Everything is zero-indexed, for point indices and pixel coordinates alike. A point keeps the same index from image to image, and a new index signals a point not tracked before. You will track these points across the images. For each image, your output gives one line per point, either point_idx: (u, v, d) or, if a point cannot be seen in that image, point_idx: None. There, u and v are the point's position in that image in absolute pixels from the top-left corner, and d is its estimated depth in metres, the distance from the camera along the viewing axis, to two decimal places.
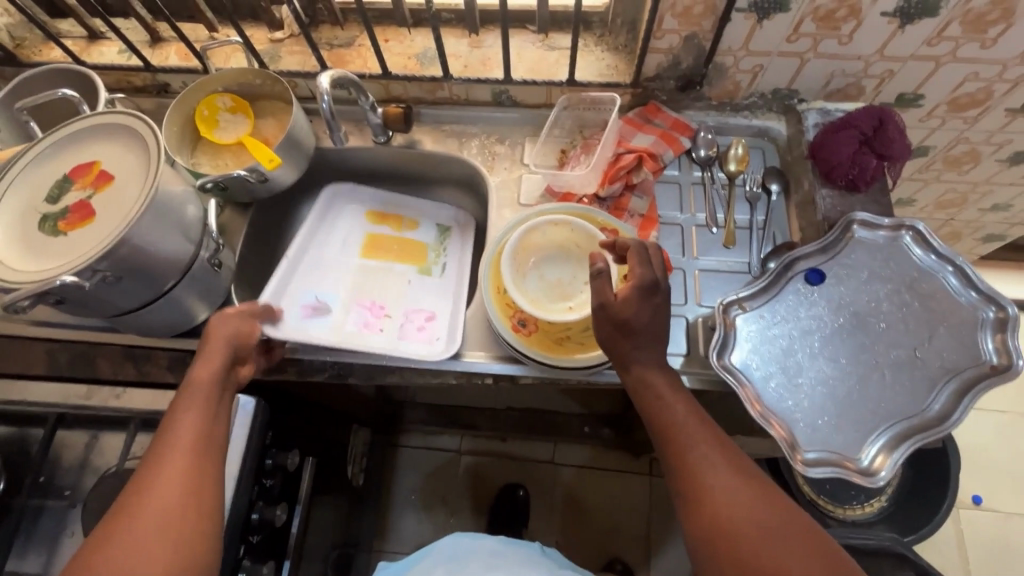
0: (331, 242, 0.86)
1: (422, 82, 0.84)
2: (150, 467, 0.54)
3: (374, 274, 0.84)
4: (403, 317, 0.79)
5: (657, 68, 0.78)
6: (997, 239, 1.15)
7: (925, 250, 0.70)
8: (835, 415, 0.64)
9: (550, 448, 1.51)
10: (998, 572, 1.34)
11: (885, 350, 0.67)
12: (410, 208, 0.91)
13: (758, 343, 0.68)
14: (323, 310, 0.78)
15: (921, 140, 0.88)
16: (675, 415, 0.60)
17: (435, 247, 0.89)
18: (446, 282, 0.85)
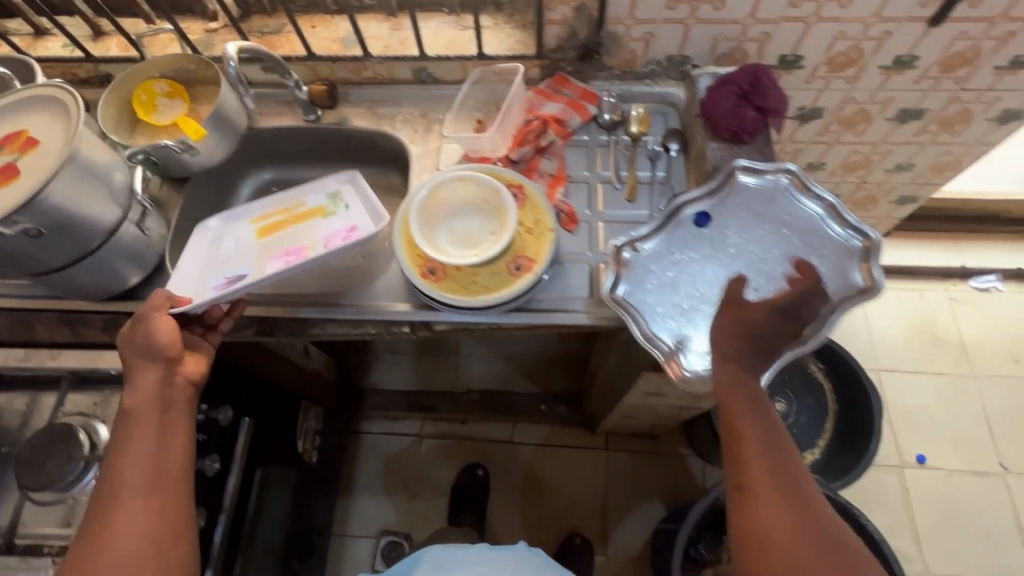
0: (218, 252, 0.78)
1: (346, 63, 0.91)
2: (113, 503, 0.60)
3: (278, 242, 0.78)
4: (324, 242, 0.75)
5: (557, 39, 0.85)
6: (910, 201, 1.22)
7: (806, 195, 0.76)
8: (716, 338, 0.71)
9: (509, 428, 1.53)
10: (944, 528, 1.37)
11: (762, 280, 0.74)
12: (292, 193, 0.83)
13: (647, 278, 0.74)
14: (239, 280, 0.72)
15: (813, 101, 0.95)
16: (760, 416, 0.63)
17: (332, 196, 0.82)
18: (354, 208, 0.79)
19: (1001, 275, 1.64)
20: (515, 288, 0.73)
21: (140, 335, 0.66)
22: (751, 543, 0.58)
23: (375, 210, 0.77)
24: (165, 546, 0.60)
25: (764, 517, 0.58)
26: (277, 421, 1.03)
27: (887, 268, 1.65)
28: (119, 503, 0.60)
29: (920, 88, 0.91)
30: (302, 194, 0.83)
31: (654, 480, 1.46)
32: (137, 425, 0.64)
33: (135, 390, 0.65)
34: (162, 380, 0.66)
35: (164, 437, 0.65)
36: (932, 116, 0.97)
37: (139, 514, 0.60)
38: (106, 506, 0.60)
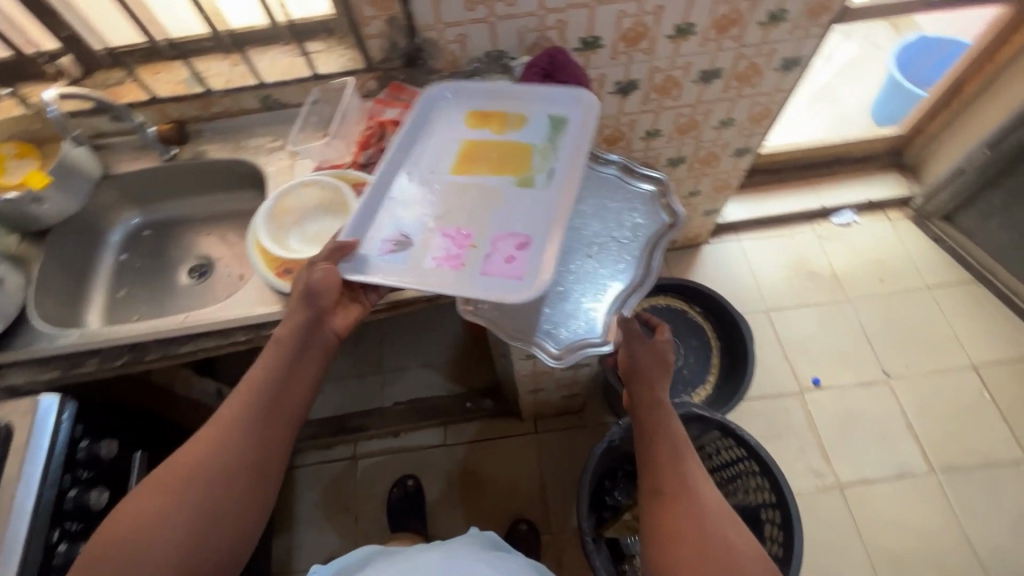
0: (424, 156, 0.80)
1: (192, 101, 0.96)
2: (222, 432, 0.65)
3: (468, 193, 0.75)
4: (492, 247, 0.70)
5: (381, 51, 0.94)
6: (746, 151, 1.38)
7: (603, 163, 0.87)
8: (574, 312, 0.79)
9: (441, 432, 1.57)
10: (846, 436, 1.51)
11: (592, 243, 0.83)
12: (517, 106, 0.83)
13: None
14: (404, 243, 0.72)
15: (625, 75, 1.07)
16: (674, 432, 0.72)
17: (544, 147, 0.78)
18: (551, 193, 0.73)
19: (856, 209, 1.84)
20: None
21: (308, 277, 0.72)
22: (660, 539, 0.63)
23: (563, 206, 0.71)
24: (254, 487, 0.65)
25: (672, 517, 0.64)
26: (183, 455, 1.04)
27: (759, 219, 1.82)
28: (227, 433, 0.65)
29: (707, 50, 1.05)
30: (525, 116, 0.81)
31: (585, 451, 1.53)
32: (275, 351, 0.70)
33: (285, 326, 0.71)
34: (309, 326, 0.72)
35: (293, 376, 0.71)
36: (728, 73, 1.12)
37: (232, 454, 0.64)
38: (210, 430, 0.65)
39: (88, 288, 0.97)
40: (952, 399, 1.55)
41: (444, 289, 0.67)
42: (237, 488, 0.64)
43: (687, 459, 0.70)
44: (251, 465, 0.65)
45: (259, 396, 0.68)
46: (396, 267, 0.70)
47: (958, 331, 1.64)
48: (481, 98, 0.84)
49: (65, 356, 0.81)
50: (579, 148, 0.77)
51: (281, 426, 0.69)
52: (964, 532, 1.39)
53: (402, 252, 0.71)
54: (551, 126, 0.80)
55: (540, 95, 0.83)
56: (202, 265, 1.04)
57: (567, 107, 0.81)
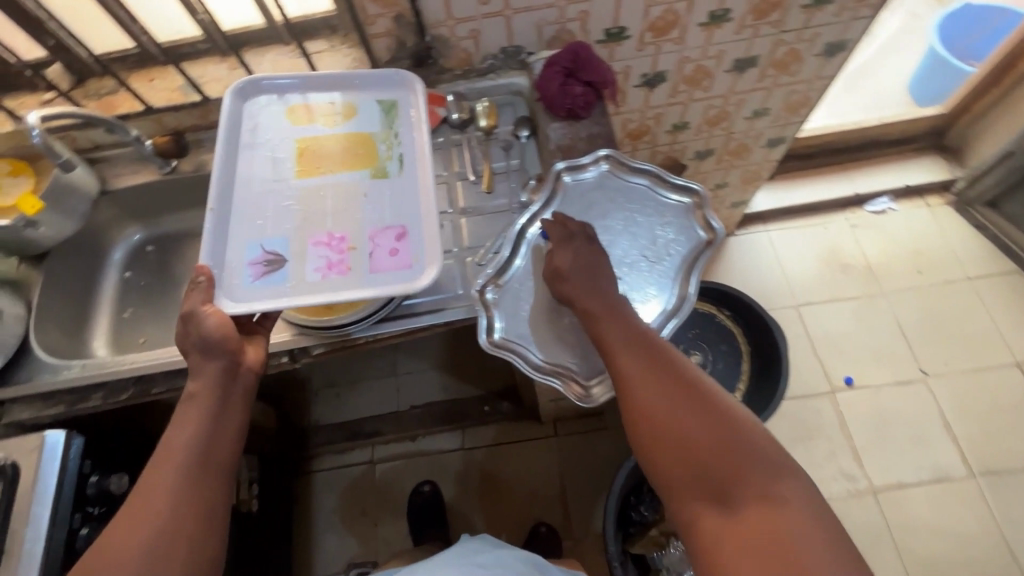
0: (256, 167, 0.78)
1: (190, 110, 0.91)
2: (148, 501, 0.60)
3: (321, 195, 0.76)
4: (368, 242, 0.73)
5: (388, 51, 0.87)
6: (779, 142, 1.29)
7: (630, 170, 0.80)
8: None
9: (459, 436, 1.54)
10: (880, 437, 1.45)
11: (621, 261, 0.79)
12: (341, 95, 0.83)
13: (519, 308, 0.77)
14: (277, 259, 0.72)
15: (652, 67, 0.99)
16: (628, 335, 0.69)
17: (383, 134, 0.81)
18: (406, 179, 0.77)
19: (892, 195, 1.73)
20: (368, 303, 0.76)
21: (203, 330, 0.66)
22: (655, 443, 0.63)
23: (428, 189, 0.76)
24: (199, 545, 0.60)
25: (652, 411, 0.64)
26: None
27: (788, 209, 1.73)
28: (153, 501, 0.60)
29: (742, 37, 0.96)
30: (353, 106, 0.82)
31: (607, 455, 1.49)
32: (191, 409, 0.65)
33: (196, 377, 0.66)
34: (223, 373, 0.67)
35: (218, 426, 0.66)
36: (765, 61, 1.03)
37: (167, 512, 0.59)
38: (136, 504, 0.60)
39: (93, 310, 0.94)
40: (994, 398, 1.48)
41: (339, 293, 0.69)
42: (180, 549, 0.58)
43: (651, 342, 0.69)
44: (190, 524, 0.60)
45: (183, 452, 0.62)
46: (280, 283, 0.71)
47: (1000, 325, 1.55)
48: (299, 92, 0.83)
49: (70, 390, 0.77)
50: (418, 128, 0.81)
51: (219, 479, 0.64)
52: (1004, 537, 1.34)
53: (281, 269, 0.72)
54: (382, 111, 0.83)
55: (362, 81, 0.83)
56: None
57: (393, 91, 0.84)
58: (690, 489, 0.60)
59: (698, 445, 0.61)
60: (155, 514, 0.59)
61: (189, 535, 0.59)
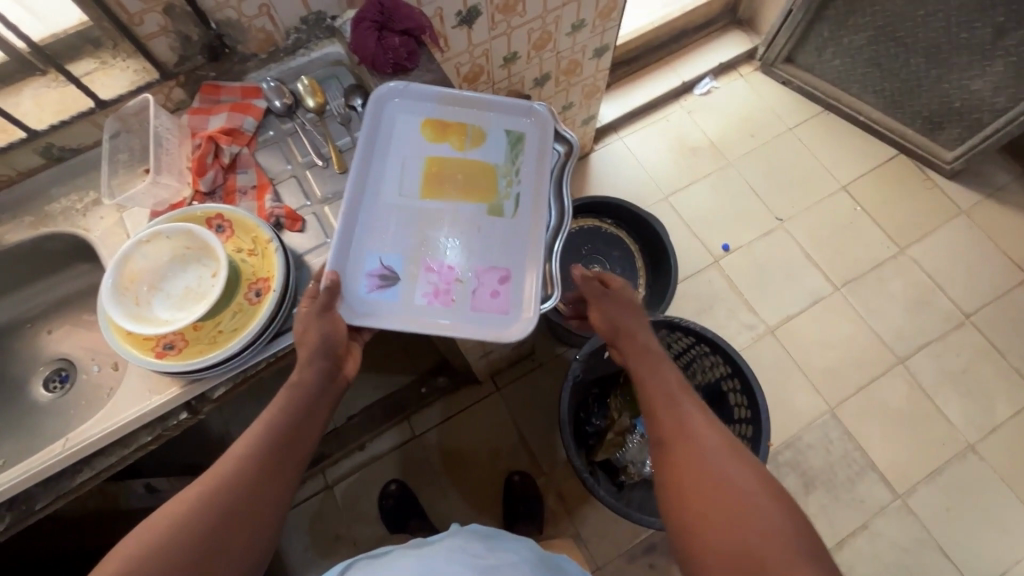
0: (389, 173, 0.79)
1: None
2: (233, 473, 0.61)
3: (440, 220, 0.77)
4: (476, 278, 0.75)
5: (174, 51, 0.77)
6: (603, 50, 1.35)
7: (478, 111, 0.83)
8: (515, 278, 0.75)
9: (408, 425, 1.52)
10: (762, 284, 1.65)
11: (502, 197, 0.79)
12: (472, 117, 0.82)
13: (426, 278, 0.75)
14: (392, 276, 0.75)
15: (463, 3, 0.97)
16: (670, 394, 0.68)
17: (506, 168, 0.80)
18: (520, 222, 0.78)
19: (712, 75, 1.90)
20: (263, 311, 0.69)
21: (323, 327, 0.68)
22: (674, 495, 0.61)
23: (537, 231, 0.77)
24: (259, 529, 0.60)
25: (670, 469, 0.62)
26: None
27: (634, 111, 1.84)
28: (239, 473, 0.61)
29: None
30: (483, 132, 0.82)
31: (549, 389, 1.55)
32: (293, 393, 0.67)
33: (303, 367, 0.68)
34: (326, 370, 0.69)
35: (309, 417, 0.68)
36: None
37: (247, 490, 0.60)
38: (216, 469, 0.61)
39: None
40: (835, 221, 1.73)
41: (439, 327, 0.73)
42: (242, 530, 0.59)
43: (681, 396, 0.67)
44: (258, 505, 0.60)
45: (273, 437, 0.64)
46: (393, 303, 0.74)
47: (822, 160, 1.81)
48: (435, 107, 0.82)
49: None
50: (540, 170, 0.80)
51: (293, 469, 0.65)
52: (872, 328, 1.61)
53: (394, 289, 0.74)
54: (508, 143, 0.82)
55: (494, 107, 0.82)
56: (61, 369, 0.86)
57: (521, 123, 0.83)
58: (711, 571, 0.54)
59: (724, 503, 0.56)
60: (232, 484, 0.60)
61: (255, 516, 0.60)
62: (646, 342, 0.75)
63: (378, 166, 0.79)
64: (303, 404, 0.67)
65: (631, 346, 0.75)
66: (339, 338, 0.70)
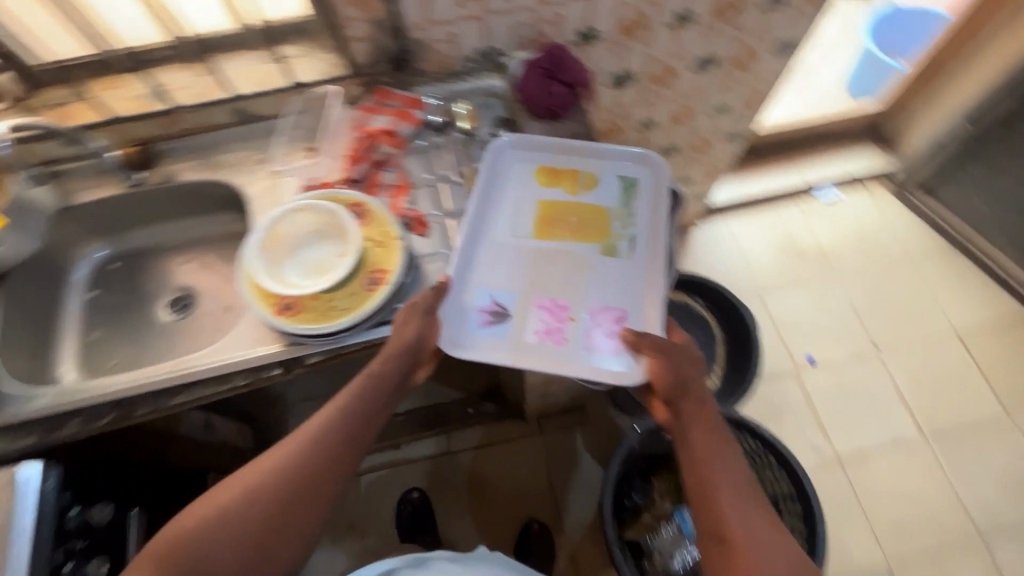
0: (502, 216, 0.84)
1: (156, 118, 0.87)
2: (302, 452, 0.66)
3: (553, 260, 0.80)
4: (588, 318, 0.77)
5: (367, 54, 0.87)
6: (738, 136, 1.36)
7: (599, 151, 0.88)
8: (628, 312, 0.77)
9: (444, 440, 1.54)
10: (843, 410, 1.55)
11: (615, 237, 0.82)
12: (585, 164, 0.87)
13: (538, 312, 0.77)
14: (503, 313, 0.77)
15: (622, 67, 1.02)
16: (738, 492, 0.66)
17: (619, 211, 0.84)
18: (635, 263, 0.80)
19: (837, 184, 1.85)
20: (375, 300, 0.74)
21: (409, 336, 0.71)
22: None
23: (655, 273, 0.79)
24: (313, 507, 0.65)
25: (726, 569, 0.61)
26: (168, 500, 0.98)
27: (747, 200, 1.82)
28: (306, 454, 0.66)
29: (704, 38, 1.01)
30: (596, 178, 0.86)
31: (592, 448, 1.52)
32: (366, 388, 0.70)
33: (384, 365, 0.70)
34: (404, 372, 0.72)
35: (376, 413, 0.71)
36: (725, 60, 1.09)
37: (311, 471, 0.65)
38: (279, 450, 0.66)
39: (58, 332, 0.88)
40: (940, 366, 1.60)
41: (551, 365, 0.73)
42: (297, 513, 0.64)
43: (742, 486, 0.67)
44: (315, 491, 0.65)
45: (342, 426, 0.68)
46: (501, 339, 0.75)
47: (939, 300, 1.69)
48: (548, 155, 0.88)
49: (41, 419, 0.73)
50: (653, 212, 0.83)
51: (352, 460, 0.68)
52: (958, 493, 1.45)
53: (505, 325, 0.76)
54: (620, 188, 0.86)
55: (608, 155, 0.88)
56: (183, 297, 0.96)
57: (633, 168, 0.87)
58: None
59: None
60: (294, 468, 0.65)
61: (311, 502, 0.64)
62: (709, 417, 0.72)
63: (496, 194, 0.85)
64: (372, 401, 0.70)
65: (692, 420, 0.71)
66: (425, 343, 0.72)
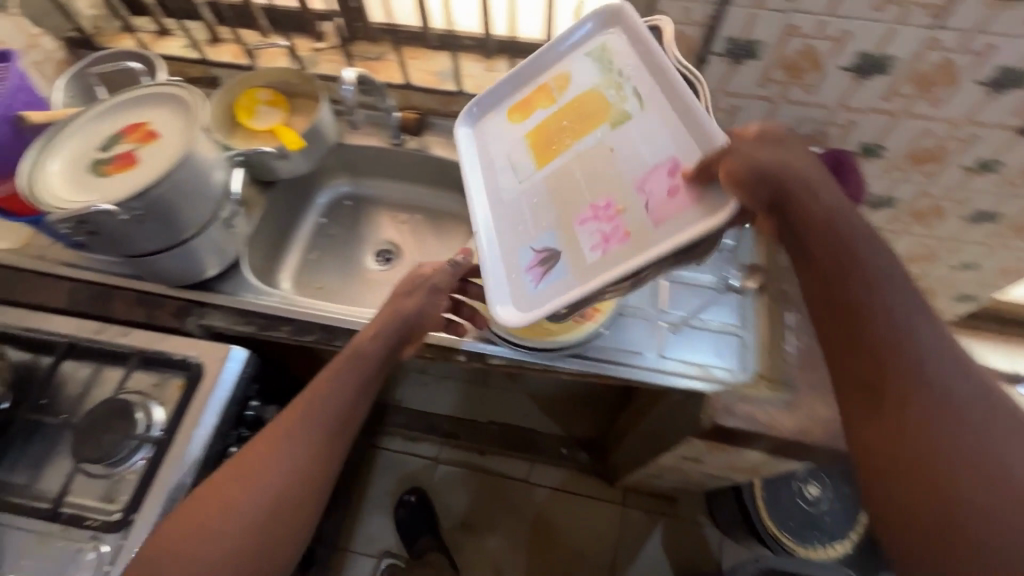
0: (500, 175, 0.69)
1: (439, 95, 0.96)
2: (299, 426, 0.64)
3: (569, 174, 0.63)
4: (638, 195, 0.57)
5: None
6: (970, 299, 1.20)
7: (585, 31, 0.68)
8: (666, 149, 0.57)
9: (527, 466, 1.52)
10: None
11: (616, 106, 0.63)
12: (547, 67, 0.71)
13: (583, 224, 0.59)
14: (551, 254, 0.60)
15: (886, 191, 0.95)
16: (885, 299, 0.47)
17: (607, 78, 0.65)
18: (658, 110, 0.59)
19: None
20: (578, 332, 0.75)
21: (404, 307, 0.73)
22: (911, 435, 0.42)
23: (678, 94, 0.58)
24: (309, 487, 0.62)
25: (876, 396, 0.45)
26: None
27: None
28: (303, 427, 0.64)
29: (999, 193, 0.90)
30: (566, 73, 0.69)
31: (669, 546, 1.42)
32: (353, 366, 0.69)
33: (373, 341, 0.71)
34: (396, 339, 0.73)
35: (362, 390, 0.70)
36: (1006, 222, 0.96)
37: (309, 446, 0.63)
38: (256, 456, 0.62)
39: (288, 242, 1.00)
40: None
41: (631, 265, 0.53)
42: (287, 512, 0.60)
43: (888, 276, 0.49)
44: (302, 492, 0.62)
45: (337, 400, 0.67)
46: (563, 280, 0.58)
47: None
48: (512, 89, 0.74)
49: (262, 315, 0.81)
50: (642, 51, 0.63)
51: (341, 450, 0.67)
52: None
53: (563, 263, 0.59)
54: (596, 62, 0.67)
55: (564, 42, 0.69)
56: (387, 250, 1.03)
57: (596, 33, 0.68)
58: (938, 518, 0.40)
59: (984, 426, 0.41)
60: (278, 471, 0.61)
61: (301, 505, 0.61)
62: (826, 197, 0.53)
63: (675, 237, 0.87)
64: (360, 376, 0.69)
65: (812, 217, 0.52)
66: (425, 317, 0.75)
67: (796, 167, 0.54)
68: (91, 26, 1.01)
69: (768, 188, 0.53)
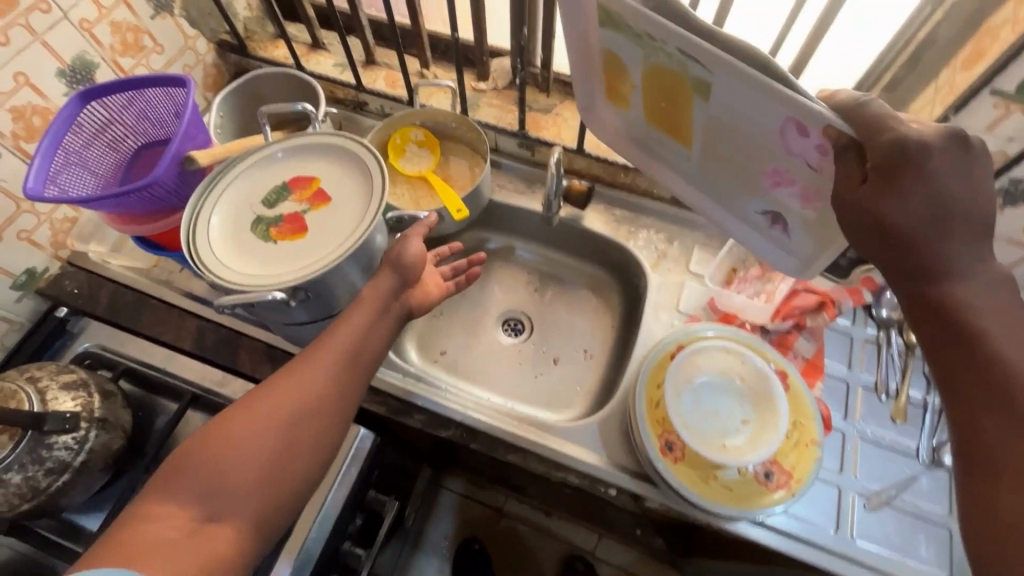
0: (656, 152, 0.62)
1: (610, 165, 0.85)
2: (302, 368, 0.56)
3: (716, 139, 0.52)
4: (795, 159, 0.46)
5: None
6: None
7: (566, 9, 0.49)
8: (775, 112, 0.43)
9: (594, 538, 1.42)
10: None
11: (687, 81, 0.48)
12: (586, 53, 0.55)
13: (773, 185, 0.51)
14: (776, 216, 0.55)
15: None
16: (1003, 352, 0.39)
17: (652, 55, 0.48)
18: (728, 76, 0.43)
19: None
20: (764, 504, 0.62)
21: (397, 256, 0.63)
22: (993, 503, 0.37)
23: (739, 72, 0.42)
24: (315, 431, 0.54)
25: (984, 453, 0.38)
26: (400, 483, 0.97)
27: None
28: (306, 369, 0.56)
29: None
30: (610, 58, 0.53)
31: None
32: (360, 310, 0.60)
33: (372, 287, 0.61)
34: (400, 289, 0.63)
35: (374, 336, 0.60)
36: None
37: (316, 389, 0.55)
38: (257, 408, 0.53)
39: None
40: None
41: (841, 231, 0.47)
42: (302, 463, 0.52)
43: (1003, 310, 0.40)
44: (315, 432, 0.54)
45: (347, 339, 0.58)
46: (806, 234, 0.53)
47: None
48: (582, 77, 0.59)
49: (395, 398, 0.73)
50: (647, 23, 0.43)
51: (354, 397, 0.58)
52: None
53: (794, 221, 0.53)
54: (617, 37, 0.49)
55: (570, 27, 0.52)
56: (517, 321, 0.93)
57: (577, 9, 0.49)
58: None
59: None
60: (287, 408, 0.53)
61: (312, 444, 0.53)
62: (979, 203, 0.40)
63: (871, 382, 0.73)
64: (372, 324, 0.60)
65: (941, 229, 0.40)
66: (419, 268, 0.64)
67: (945, 171, 0.39)
68: (244, 30, 0.94)
69: (905, 183, 0.39)
